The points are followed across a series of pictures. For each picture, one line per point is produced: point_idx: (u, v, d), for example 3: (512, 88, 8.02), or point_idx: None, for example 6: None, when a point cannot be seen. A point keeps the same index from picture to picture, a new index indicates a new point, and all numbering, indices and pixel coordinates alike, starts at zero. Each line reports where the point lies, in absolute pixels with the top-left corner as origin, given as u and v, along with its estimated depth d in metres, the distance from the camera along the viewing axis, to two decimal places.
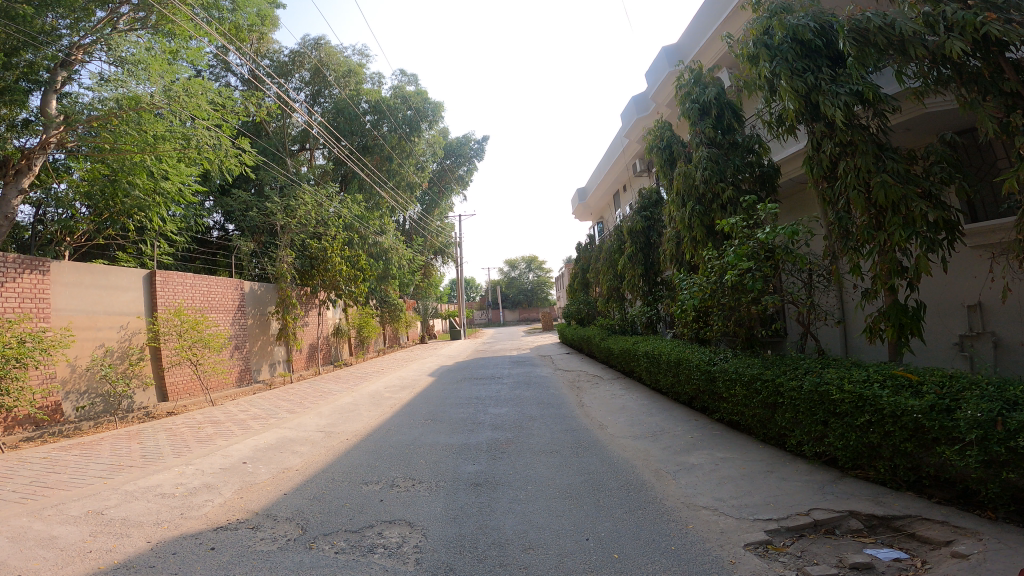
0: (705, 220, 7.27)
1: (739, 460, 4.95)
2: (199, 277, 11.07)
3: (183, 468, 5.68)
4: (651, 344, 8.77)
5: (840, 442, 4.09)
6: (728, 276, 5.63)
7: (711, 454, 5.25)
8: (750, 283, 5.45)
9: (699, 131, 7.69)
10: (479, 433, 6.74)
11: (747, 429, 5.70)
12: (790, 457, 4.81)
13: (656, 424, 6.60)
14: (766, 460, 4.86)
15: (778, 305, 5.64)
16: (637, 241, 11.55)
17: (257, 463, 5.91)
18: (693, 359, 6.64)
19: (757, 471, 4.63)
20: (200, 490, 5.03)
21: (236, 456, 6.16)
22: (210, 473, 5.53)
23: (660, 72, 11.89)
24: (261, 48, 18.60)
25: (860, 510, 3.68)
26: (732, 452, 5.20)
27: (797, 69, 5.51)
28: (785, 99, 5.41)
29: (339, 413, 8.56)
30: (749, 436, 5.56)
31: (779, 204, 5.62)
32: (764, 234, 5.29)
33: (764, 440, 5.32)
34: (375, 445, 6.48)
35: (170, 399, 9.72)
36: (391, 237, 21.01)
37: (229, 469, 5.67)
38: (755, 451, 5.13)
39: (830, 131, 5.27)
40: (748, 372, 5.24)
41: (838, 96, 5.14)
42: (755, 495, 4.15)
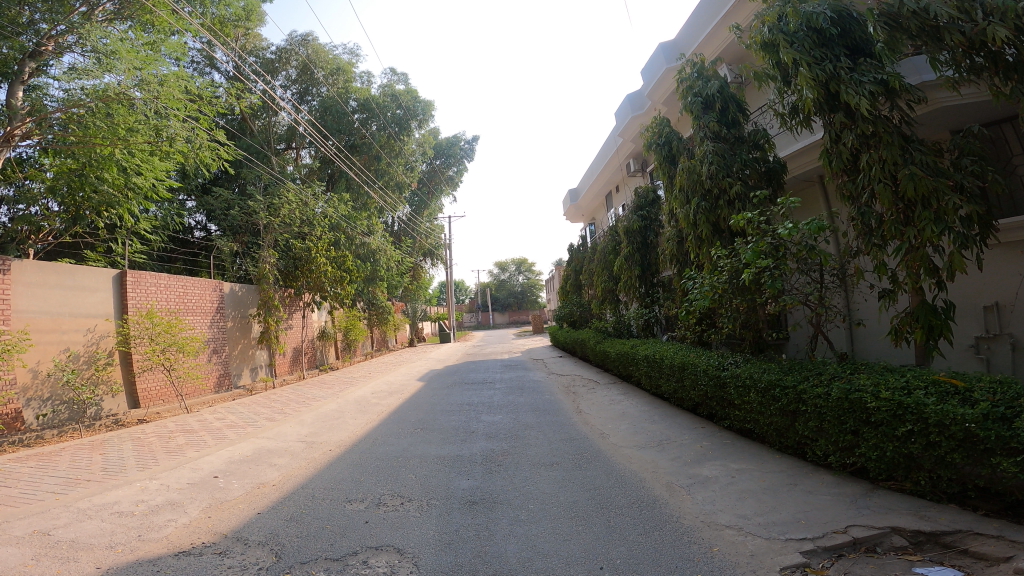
0: (712, 218, 6.84)
1: (758, 472, 4.59)
2: (174, 277, 10.45)
3: (147, 483, 5.15)
4: (650, 348, 8.38)
5: (875, 452, 3.75)
6: (745, 275, 5.16)
7: (726, 465, 4.89)
8: (769, 283, 5.04)
9: (703, 125, 7.31)
10: (473, 443, 6.30)
11: (761, 438, 5.36)
12: (812, 470, 4.47)
13: (661, 432, 6.25)
14: (786, 472, 4.51)
15: (796, 307, 5.25)
16: (634, 241, 11.20)
17: (230, 477, 5.40)
18: (699, 363, 6.24)
19: (779, 484, 4.30)
20: (164, 508, 4.52)
21: (207, 469, 5.64)
22: (177, 489, 5.01)
23: (657, 69, 11.58)
24: (248, 44, 18.06)
25: (904, 526, 3.38)
26: (748, 463, 4.84)
27: (815, 59, 5.19)
28: (803, 88, 5.07)
29: (323, 421, 8.07)
30: (764, 445, 5.21)
31: (799, 199, 5.25)
32: (786, 230, 4.90)
33: (781, 448, 4.99)
34: (361, 456, 6.03)
35: (142, 406, 9.16)
36: (379, 237, 20.51)
37: (198, 485, 5.16)
38: (773, 461, 4.78)
39: (851, 122, 4.94)
40: (764, 378, 4.85)
41: (861, 85, 4.84)
42: (782, 512, 3.81)
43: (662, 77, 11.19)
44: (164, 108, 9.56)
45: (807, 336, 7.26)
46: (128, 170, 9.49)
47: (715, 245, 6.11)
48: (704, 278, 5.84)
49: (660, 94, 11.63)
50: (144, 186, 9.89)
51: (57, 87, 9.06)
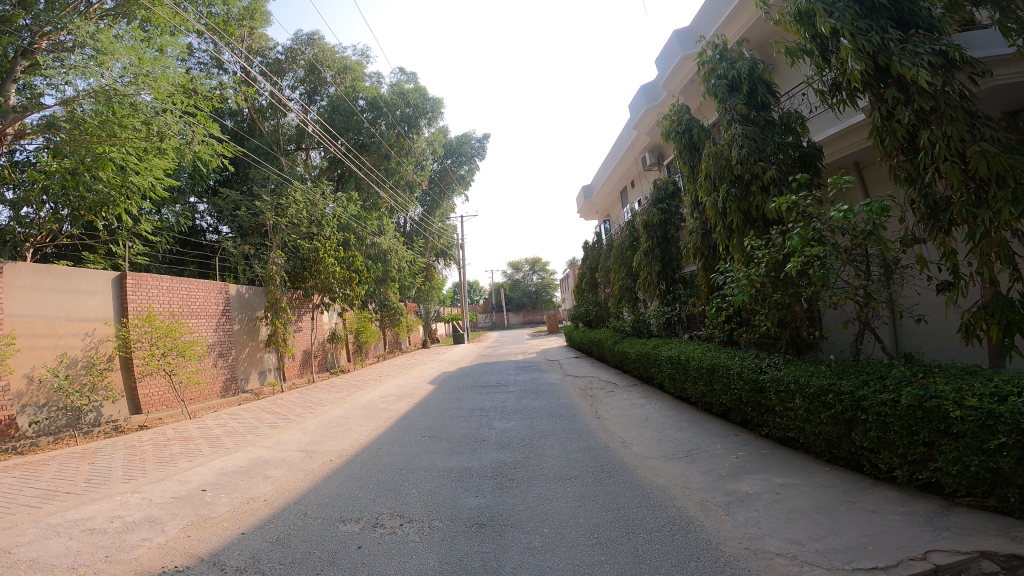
0: (744, 206, 6.16)
1: (807, 488, 4.02)
2: (176, 280, 10.13)
3: (128, 496, 4.76)
4: (674, 348, 7.80)
5: (956, 467, 3.20)
6: (791, 265, 4.55)
7: (767, 480, 4.32)
8: (819, 273, 4.42)
9: (730, 108, 6.75)
10: (484, 453, 5.80)
11: (807, 448, 4.77)
12: (871, 485, 3.88)
13: (689, 440, 5.69)
14: (841, 488, 3.94)
15: (846, 302, 4.64)
16: (654, 236, 10.59)
17: (219, 490, 4.99)
18: (732, 365, 5.64)
19: (834, 502, 3.72)
20: (140, 525, 4.12)
21: (196, 482, 5.24)
22: (159, 504, 4.61)
23: (673, 57, 10.97)
24: (255, 45, 17.84)
25: (995, 550, 2.85)
26: (793, 477, 4.27)
27: (860, 30, 4.58)
28: (848, 61, 4.43)
29: (327, 428, 7.65)
30: (810, 456, 4.63)
31: (852, 179, 4.64)
32: (840, 213, 4.28)
33: (832, 460, 4.41)
34: (363, 468, 5.58)
35: (144, 411, 8.81)
36: (390, 238, 20.15)
37: (184, 499, 4.76)
38: (823, 475, 4.21)
39: (905, 96, 4.34)
40: (813, 382, 4.27)
41: (917, 56, 4.27)
42: (843, 536, 3.26)
43: (680, 64, 10.57)
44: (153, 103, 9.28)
45: (852, 337, 6.62)
46: (122, 168, 9.22)
47: (751, 234, 5.49)
48: (740, 270, 5.22)
49: (677, 82, 11.03)
50: (140, 185, 9.62)
51: (49, 84, 8.86)
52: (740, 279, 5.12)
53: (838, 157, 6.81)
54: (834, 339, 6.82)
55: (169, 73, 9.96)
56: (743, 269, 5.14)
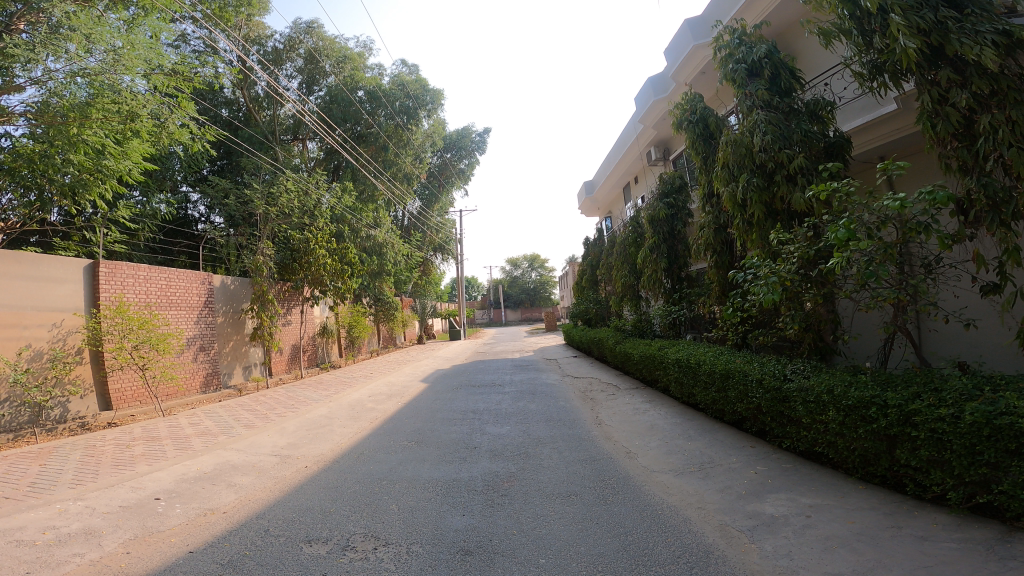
0: (766, 197, 5.59)
1: (842, 511, 3.53)
2: (155, 270, 9.54)
3: (69, 504, 4.38)
4: (682, 350, 7.26)
5: None
6: (834, 261, 3.96)
7: (794, 500, 3.82)
8: (871, 271, 3.89)
9: (750, 93, 6.24)
10: (475, 463, 5.27)
11: (836, 464, 4.26)
12: (915, 508, 3.40)
13: (700, 452, 5.17)
14: (882, 511, 3.44)
15: (889, 303, 4.11)
16: (660, 231, 10.04)
17: (174, 500, 4.54)
18: (751, 372, 5.10)
19: (876, 528, 3.23)
20: (74, 539, 3.72)
21: (150, 489, 4.78)
22: (102, 514, 4.21)
23: (684, 45, 10.43)
24: (252, 33, 17.19)
25: None
26: (824, 497, 3.77)
27: (912, 6, 4.14)
28: (900, 38, 3.98)
29: (307, 429, 7.13)
30: (840, 473, 4.13)
31: (904, 164, 4.11)
32: (895, 202, 3.69)
33: (865, 478, 3.92)
34: (340, 476, 5.09)
35: (115, 407, 8.30)
36: (386, 231, 19.57)
37: (132, 509, 4.34)
38: (857, 495, 3.72)
39: (961, 78, 3.93)
40: (853, 394, 3.74)
41: (978, 35, 3.85)
42: (890, 570, 2.77)
43: (692, 53, 10.02)
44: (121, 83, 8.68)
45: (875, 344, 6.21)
46: (97, 150, 8.65)
47: (778, 226, 4.92)
48: (767, 266, 4.66)
49: (688, 73, 10.50)
50: (115, 169, 9.04)
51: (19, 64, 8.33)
52: (767, 277, 4.57)
53: (863, 150, 6.46)
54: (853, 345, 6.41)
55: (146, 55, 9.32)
56: (770, 266, 4.61)
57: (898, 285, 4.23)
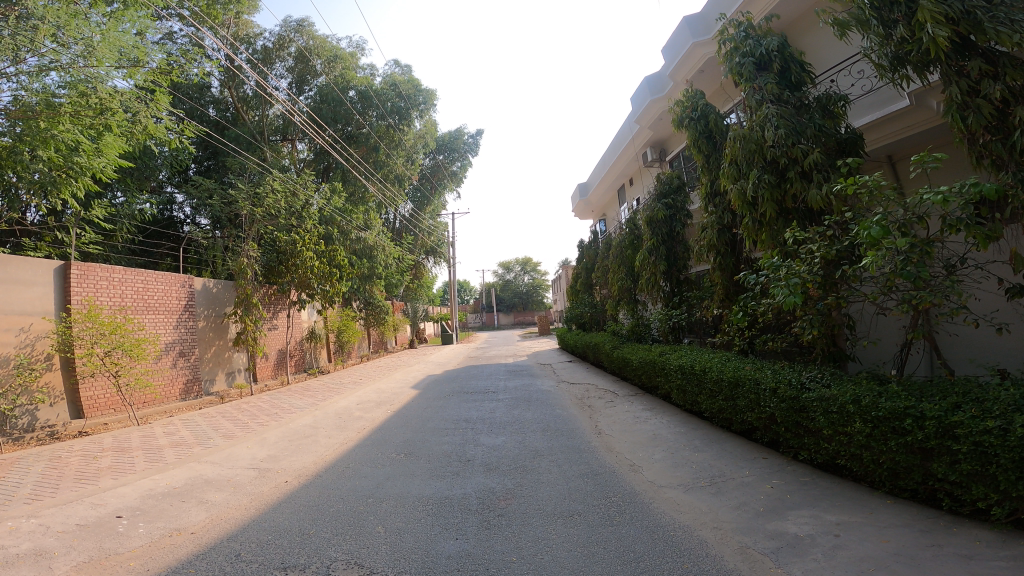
0: (778, 195, 5.32)
1: (873, 529, 3.24)
2: (131, 272, 9.08)
3: (21, 523, 3.99)
4: (685, 356, 6.96)
5: None
6: (868, 261, 3.65)
7: (817, 518, 3.53)
8: (907, 270, 3.60)
9: (759, 87, 5.97)
10: (470, 479, 4.92)
11: (860, 476, 3.98)
12: (953, 524, 3.12)
13: (709, 465, 4.87)
14: (917, 528, 3.17)
15: (924, 307, 3.81)
16: (659, 232, 9.76)
17: (139, 518, 4.16)
18: (764, 380, 4.79)
19: (913, 548, 2.95)
20: (21, 564, 3.35)
21: (113, 506, 4.39)
22: (56, 533, 3.84)
23: (682, 44, 10.19)
24: (240, 31, 16.77)
25: None
26: (851, 514, 3.49)
27: None
28: (928, 26, 3.85)
29: (290, 439, 6.74)
30: (865, 487, 3.86)
31: (942, 157, 3.85)
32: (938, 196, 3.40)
33: (894, 492, 3.65)
34: (325, 491, 4.73)
35: (87, 416, 7.84)
36: (377, 233, 19.18)
37: (91, 528, 3.96)
38: (887, 511, 3.44)
39: (994, 69, 3.87)
40: (886, 405, 3.44)
41: (1014, 24, 3.73)
42: None
43: (690, 52, 9.78)
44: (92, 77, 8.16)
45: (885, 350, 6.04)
46: (68, 146, 8.16)
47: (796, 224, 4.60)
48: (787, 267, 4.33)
49: (687, 71, 10.26)
50: (87, 166, 8.53)
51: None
52: (785, 278, 4.27)
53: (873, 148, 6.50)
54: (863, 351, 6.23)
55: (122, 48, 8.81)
56: (789, 266, 4.32)
57: (925, 285, 3.97)
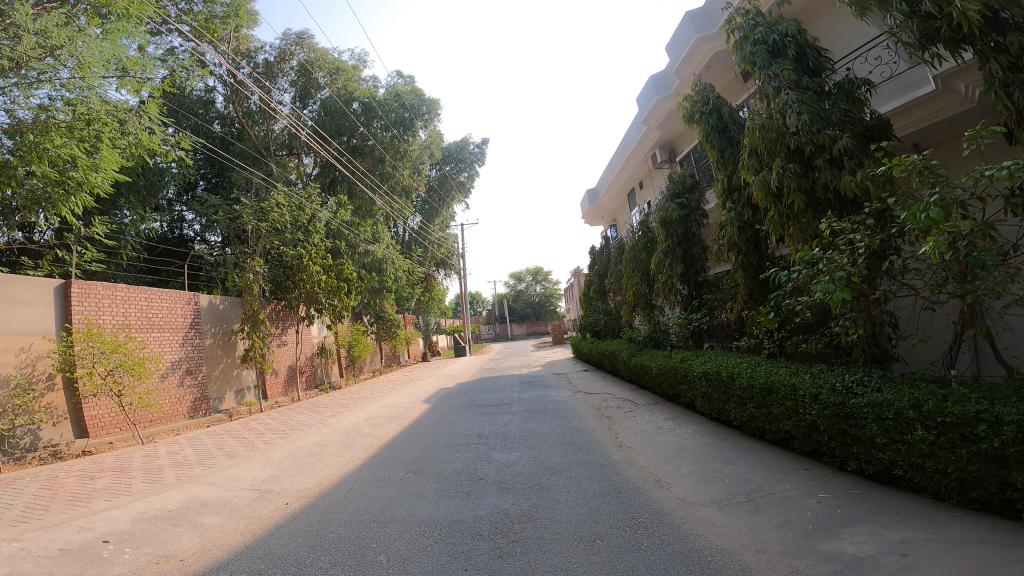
0: (805, 184, 4.93)
1: (947, 546, 2.88)
2: (134, 290, 8.93)
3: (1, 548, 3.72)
4: (708, 362, 6.55)
5: None
6: (929, 249, 3.24)
7: (878, 536, 3.17)
8: (973, 258, 3.20)
9: (775, 75, 5.58)
10: (483, 499, 4.57)
11: (920, 486, 3.65)
12: None
13: (744, 478, 4.47)
14: (997, 544, 2.82)
15: (991, 299, 3.42)
16: (674, 233, 9.38)
17: (126, 543, 3.87)
18: (800, 386, 4.38)
19: (999, 568, 2.59)
20: None
21: (101, 529, 4.10)
22: (36, 558, 3.56)
23: (688, 40, 9.88)
24: (242, 47, 16.81)
25: None
26: (918, 531, 3.12)
27: None
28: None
29: (295, 458, 6.45)
30: (928, 500, 3.50)
31: (999, 132, 3.54)
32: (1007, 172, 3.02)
33: (963, 504, 3.32)
34: (332, 513, 4.43)
35: (91, 436, 7.64)
36: (385, 246, 19.02)
37: (75, 553, 3.68)
38: (959, 526, 3.09)
39: None
40: (956, 410, 3.17)
41: None
42: None
43: (696, 47, 9.46)
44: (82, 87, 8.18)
45: (939, 348, 5.55)
46: (64, 161, 8.21)
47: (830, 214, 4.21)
48: (826, 259, 3.92)
49: (694, 67, 9.92)
50: (83, 181, 8.58)
51: None
52: (826, 273, 3.85)
53: (903, 135, 6.04)
54: (913, 351, 5.74)
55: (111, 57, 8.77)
56: (828, 259, 3.90)
57: (985, 276, 3.60)
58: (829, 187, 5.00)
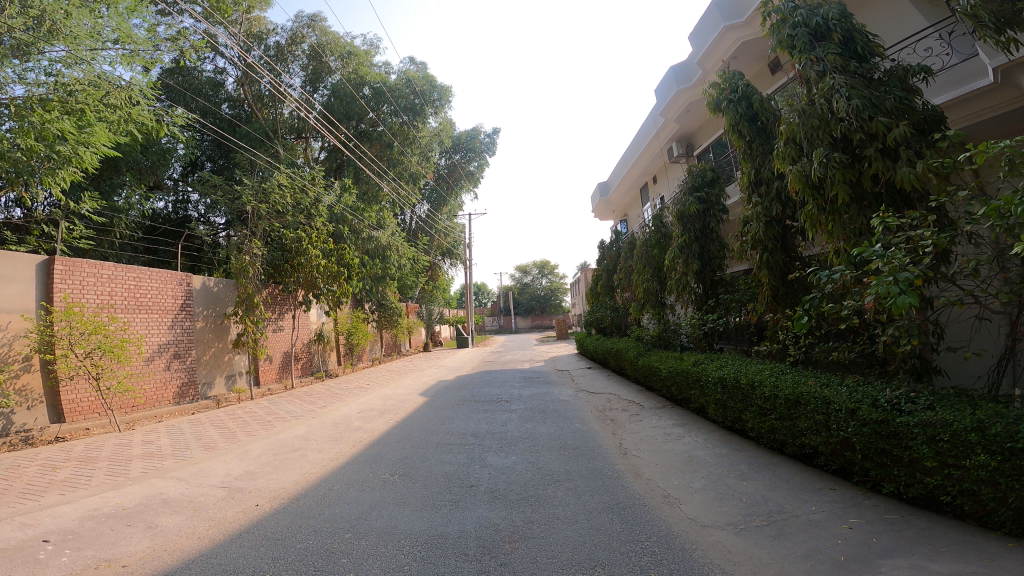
0: (852, 176, 4.40)
1: None
2: (122, 269, 8.54)
3: None
4: (726, 367, 6.05)
5: None
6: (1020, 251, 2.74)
7: (922, 572, 2.73)
8: None
9: (817, 59, 5.02)
10: (472, 511, 4.11)
11: (967, 515, 3.18)
12: None
13: (762, 497, 3.99)
14: None
15: None
16: (691, 228, 8.85)
17: (68, 543, 3.49)
18: (835, 402, 3.88)
19: None
20: None
21: (45, 527, 3.73)
22: None
23: (712, 28, 9.31)
24: (253, 29, 16.39)
25: None
26: (973, 571, 2.67)
27: None
28: None
29: (275, 452, 6.04)
30: (979, 529, 3.05)
31: None
32: None
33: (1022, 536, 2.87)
34: (304, 517, 4.03)
35: (68, 420, 7.29)
36: (390, 233, 18.56)
37: (8, 555, 3.30)
38: (1020, 564, 2.66)
39: None
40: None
41: None
42: None
43: (721, 36, 8.91)
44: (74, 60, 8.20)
45: (990, 363, 5.04)
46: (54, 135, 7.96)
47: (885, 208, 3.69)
48: (883, 258, 3.40)
49: (718, 58, 9.36)
50: (74, 157, 8.27)
51: None
52: (886, 274, 3.30)
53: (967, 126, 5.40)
54: (958, 364, 5.25)
55: (105, 31, 8.90)
56: (886, 257, 3.37)
57: None
58: (877, 181, 4.48)
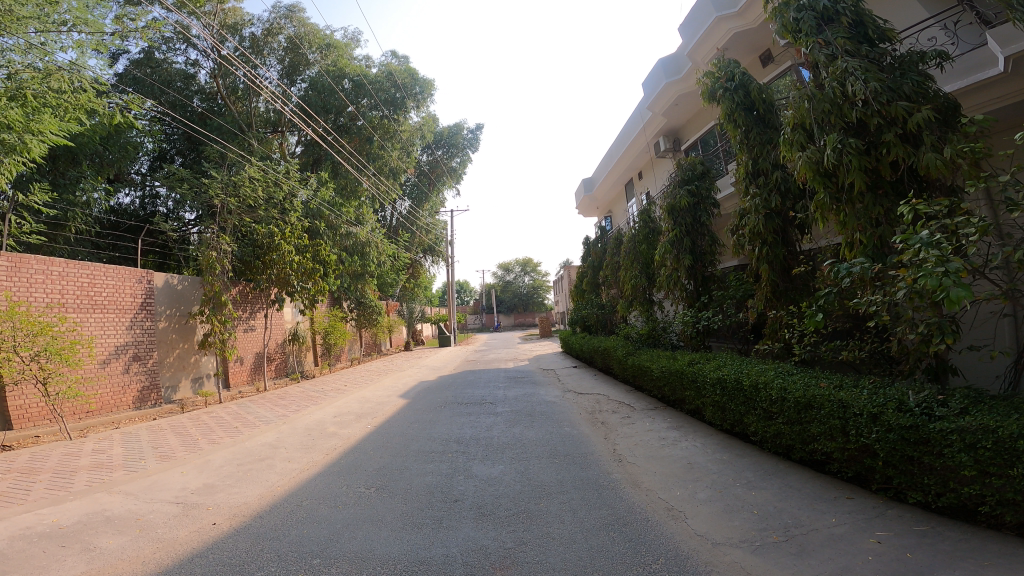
0: (869, 163, 4.11)
1: None
2: (72, 265, 7.86)
3: None
4: (725, 368, 5.72)
5: None
6: None
7: None
8: None
9: (825, 43, 4.70)
10: (459, 530, 3.70)
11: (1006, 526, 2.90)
12: None
13: (775, 508, 3.66)
14: None
15: None
16: (683, 222, 8.54)
17: None
18: (855, 405, 3.58)
19: None
20: None
21: None
22: None
23: (704, 18, 8.99)
24: (228, 20, 15.63)
25: None
26: None
27: None
28: None
29: (241, 462, 5.52)
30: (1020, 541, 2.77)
31: None
32: None
33: None
34: (268, 539, 3.57)
35: (14, 428, 6.67)
36: (370, 230, 17.93)
37: None
38: None
39: None
40: None
41: None
42: None
43: (714, 26, 8.60)
44: (21, 44, 7.62)
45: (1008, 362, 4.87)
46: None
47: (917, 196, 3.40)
48: (921, 248, 3.08)
49: (710, 49, 9.05)
50: (21, 146, 7.38)
51: None
52: (928, 268, 2.98)
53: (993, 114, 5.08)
54: (975, 364, 5.09)
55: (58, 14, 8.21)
56: (925, 249, 3.05)
57: None
58: (894, 169, 4.21)
